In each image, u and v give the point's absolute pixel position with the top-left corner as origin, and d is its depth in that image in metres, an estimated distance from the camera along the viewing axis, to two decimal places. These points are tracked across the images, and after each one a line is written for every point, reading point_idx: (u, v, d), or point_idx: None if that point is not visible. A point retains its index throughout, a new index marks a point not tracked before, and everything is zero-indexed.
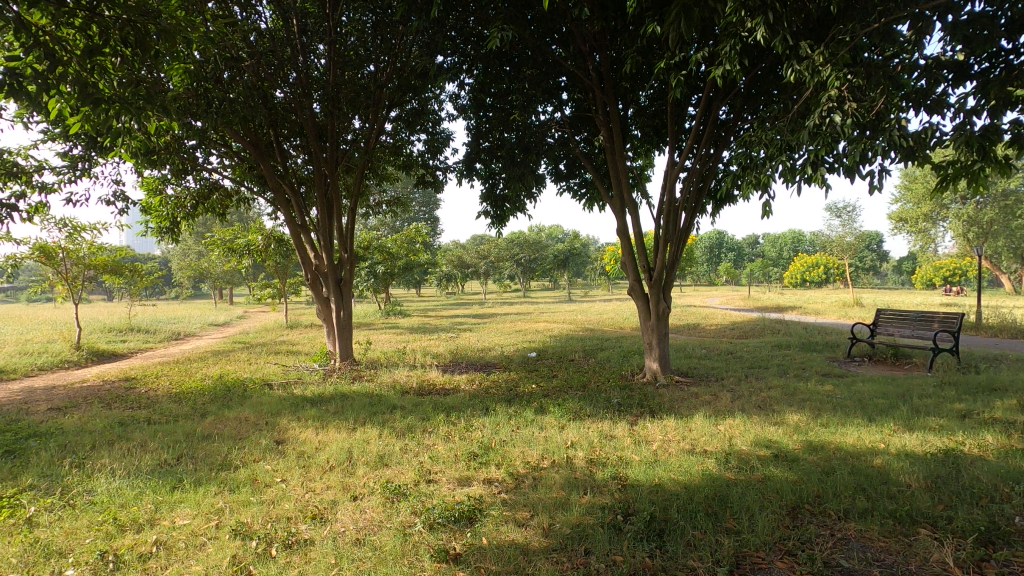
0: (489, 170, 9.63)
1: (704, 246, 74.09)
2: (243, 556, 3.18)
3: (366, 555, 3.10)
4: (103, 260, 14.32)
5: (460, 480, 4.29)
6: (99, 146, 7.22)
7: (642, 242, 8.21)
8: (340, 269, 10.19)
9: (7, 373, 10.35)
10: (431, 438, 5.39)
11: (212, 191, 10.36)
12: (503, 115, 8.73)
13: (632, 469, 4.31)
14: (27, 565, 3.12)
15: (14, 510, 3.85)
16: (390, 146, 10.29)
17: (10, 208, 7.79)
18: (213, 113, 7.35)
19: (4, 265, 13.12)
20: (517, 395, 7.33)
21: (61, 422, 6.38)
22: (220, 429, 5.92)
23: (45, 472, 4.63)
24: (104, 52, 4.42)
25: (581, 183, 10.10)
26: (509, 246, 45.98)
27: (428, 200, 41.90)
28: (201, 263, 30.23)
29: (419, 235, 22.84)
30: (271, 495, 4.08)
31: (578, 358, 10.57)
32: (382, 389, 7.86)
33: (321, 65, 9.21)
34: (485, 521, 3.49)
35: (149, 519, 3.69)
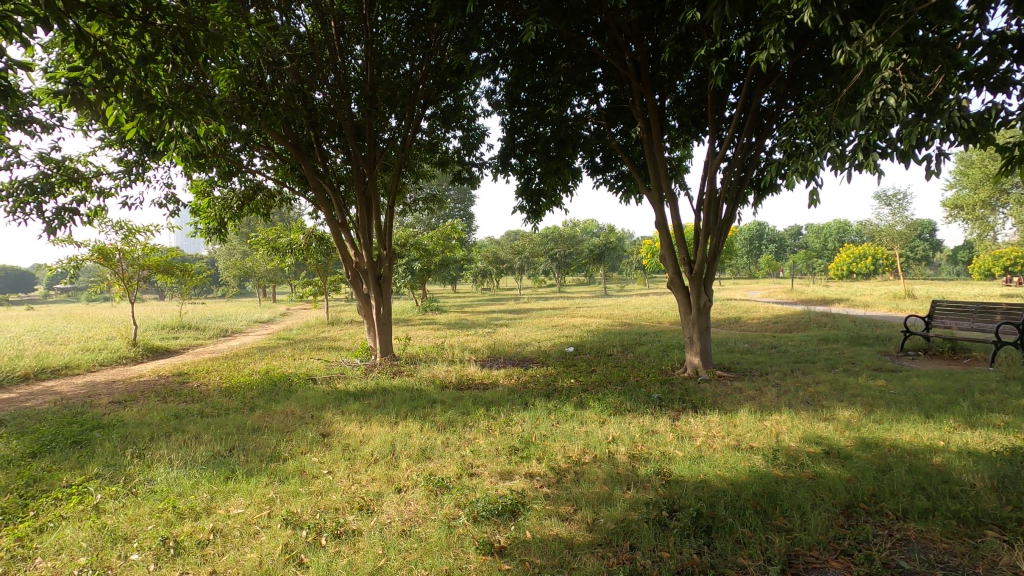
0: (525, 165, 9.61)
1: (744, 239, 72.18)
2: (295, 545, 3.28)
3: (413, 546, 3.16)
4: (156, 261, 14.94)
5: (502, 474, 4.31)
6: (153, 151, 7.55)
7: (681, 234, 8.05)
8: (379, 267, 10.36)
9: (71, 368, 10.97)
10: (472, 432, 5.43)
11: (256, 192, 10.67)
12: (538, 109, 8.67)
13: (677, 464, 4.24)
14: (95, 550, 3.31)
15: (82, 498, 4.08)
16: (426, 143, 10.37)
17: (72, 212, 8.22)
18: (257, 116, 7.58)
19: (66, 266, 13.84)
20: (556, 389, 7.32)
21: (121, 414, 6.72)
22: (269, 422, 6.11)
23: (109, 461, 4.89)
24: (156, 59, 4.58)
25: (617, 175, 9.97)
26: (543, 242, 45.89)
27: (462, 197, 42.17)
28: (246, 262, 31.30)
29: (455, 232, 22.94)
30: (318, 486, 4.20)
31: (617, 353, 10.46)
32: (422, 384, 7.97)
33: (358, 66, 9.33)
34: (529, 515, 3.49)
35: (206, 508, 3.85)
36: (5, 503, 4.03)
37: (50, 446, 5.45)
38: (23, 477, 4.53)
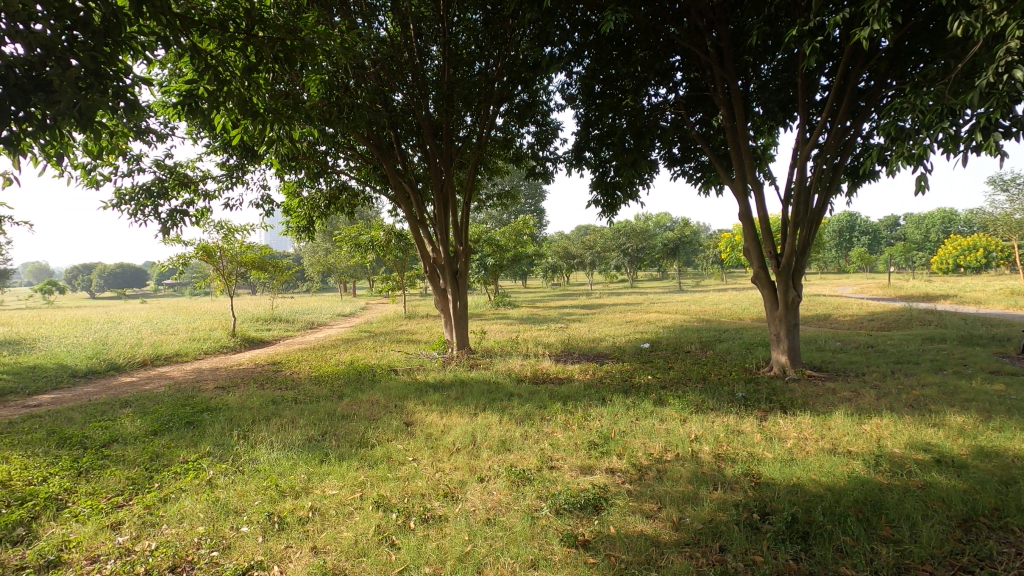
0: (600, 158, 9.46)
1: (832, 231, 67.53)
2: (386, 526, 3.44)
3: (498, 534, 3.22)
4: (251, 258, 16.09)
5: (582, 468, 4.30)
6: (252, 155, 8.13)
7: (767, 225, 7.66)
8: (455, 262, 10.61)
9: (181, 356, 12.07)
10: (550, 426, 5.46)
11: (341, 191, 11.21)
12: (614, 101, 8.51)
13: (766, 466, 4.06)
14: (211, 520, 3.63)
15: (198, 473, 4.49)
16: (500, 140, 10.47)
17: (182, 213, 9.00)
18: (344, 120, 7.97)
19: (175, 263, 15.22)
20: (633, 385, 7.20)
21: (226, 399, 7.31)
22: (357, 410, 6.44)
23: (218, 441, 5.35)
24: (258, 69, 4.90)
25: (696, 166, 9.63)
26: (615, 236, 45.13)
27: (533, 192, 42.26)
28: (329, 259, 33.00)
29: (527, 227, 23.01)
30: (405, 472, 4.38)
31: (695, 350, 10.14)
32: (499, 377, 8.11)
33: (435, 66, 9.56)
34: (612, 510, 3.48)
35: (304, 488, 4.12)
36: (135, 474, 4.51)
37: (168, 425, 6.03)
38: (148, 453, 5.04)
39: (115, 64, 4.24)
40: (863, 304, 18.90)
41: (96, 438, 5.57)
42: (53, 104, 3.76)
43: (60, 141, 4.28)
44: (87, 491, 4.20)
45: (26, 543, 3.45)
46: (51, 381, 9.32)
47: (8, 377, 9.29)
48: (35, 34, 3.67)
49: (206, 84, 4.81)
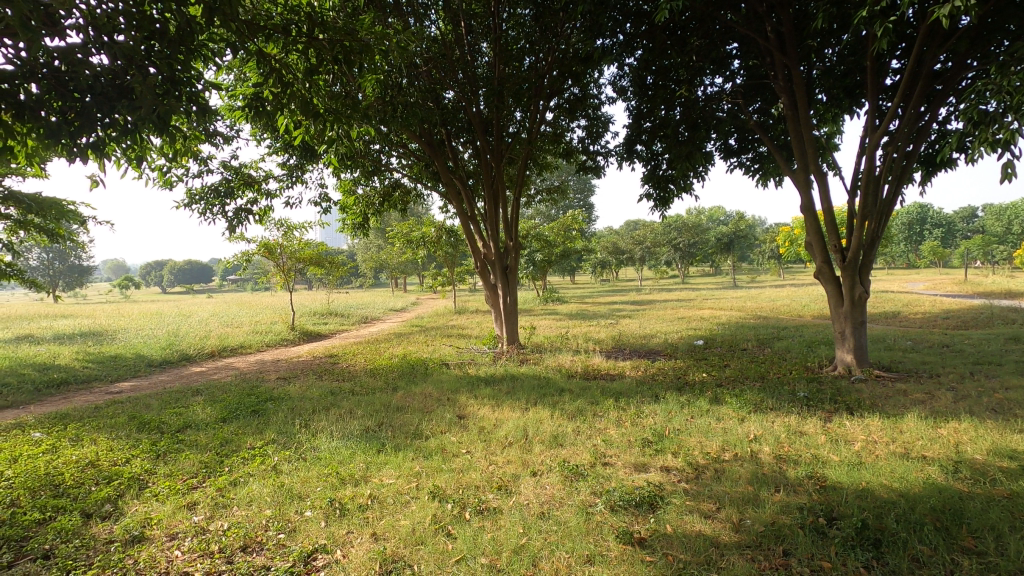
0: (652, 151, 9.25)
1: (901, 223, 63.70)
2: (443, 516, 3.51)
3: (552, 529, 3.23)
4: (309, 255, 16.71)
5: (636, 466, 4.24)
6: (311, 155, 8.43)
7: (831, 218, 7.30)
8: (505, 257, 10.68)
9: (246, 348, 12.69)
10: (603, 422, 5.42)
11: (394, 189, 11.45)
12: (667, 92, 8.30)
13: (832, 469, 3.88)
14: (278, 504, 3.80)
15: (264, 459, 4.72)
16: (550, 135, 10.42)
17: (246, 212, 9.43)
18: (398, 118, 8.13)
19: (239, 260, 15.99)
20: (688, 383, 7.04)
21: (288, 389, 7.64)
22: (410, 402, 6.58)
23: (282, 429, 5.60)
24: (319, 70, 5.08)
25: (754, 157, 9.28)
26: (666, 231, 44.12)
27: (582, 187, 41.88)
28: (381, 255, 33.86)
29: (576, 222, 22.80)
30: (459, 464, 4.44)
31: (752, 348, 9.81)
32: (549, 372, 8.10)
33: (485, 63, 9.59)
34: (668, 509, 3.42)
35: (363, 476, 4.25)
36: (207, 458, 4.78)
37: (236, 413, 6.35)
38: (219, 439, 5.33)
39: (189, 71, 4.49)
40: (936, 304, 16.54)
41: (172, 424, 5.95)
42: (135, 110, 4.03)
43: (140, 145, 4.58)
44: (165, 473, 4.49)
45: (114, 518, 3.73)
46: (130, 370, 10.00)
47: (93, 365, 10.04)
48: (119, 45, 3.95)
49: (271, 87, 5.01)
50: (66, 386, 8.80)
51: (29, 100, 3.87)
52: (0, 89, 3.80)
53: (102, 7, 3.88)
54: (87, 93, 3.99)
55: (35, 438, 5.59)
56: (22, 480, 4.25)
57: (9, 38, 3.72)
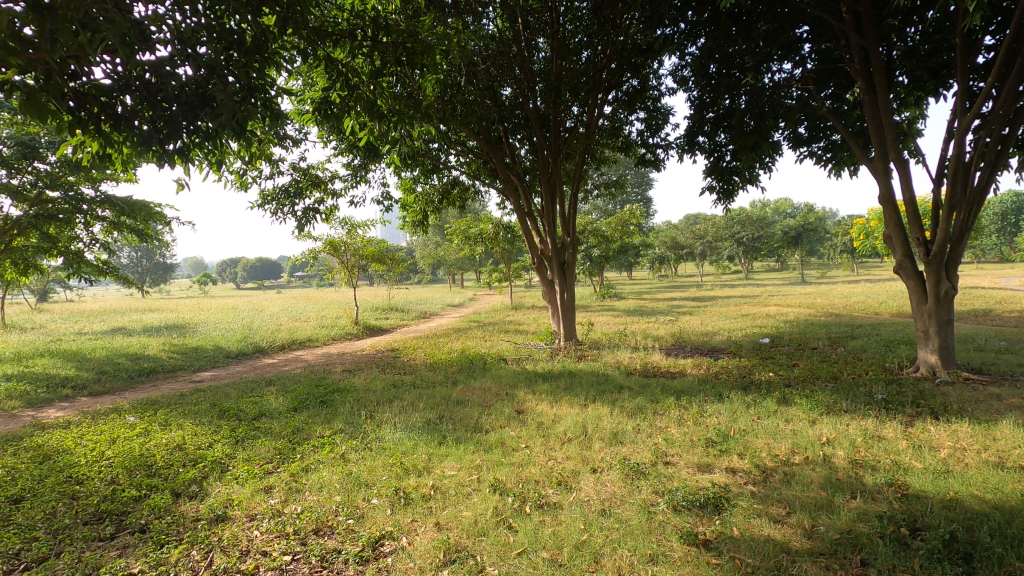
0: (715, 143, 8.95)
1: (993, 213, 58.55)
2: (504, 509, 3.56)
3: (614, 526, 3.21)
4: (371, 252, 17.26)
5: (700, 466, 4.13)
6: (373, 155, 8.70)
7: (914, 208, 6.81)
8: (563, 253, 10.64)
9: (313, 341, 13.30)
10: (663, 421, 5.32)
11: (453, 186, 11.64)
12: (732, 81, 7.99)
13: (915, 477, 3.64)
14: (346, 491, 3.97)
15: (333, 447, 4.94)
16: (608, 128, 10.27)
17: (314, 211, 9.85)
18: (457, 117, 8.25)
19: (307, 257, 16.74)
20: (753, 382, 6.79)
21: (353, 381, 7.95)
22: (470, 396, 6.70)
23: (349, 419, 5.83)
24: (383, 73, 5.23)
25: (827, 146, 8.80)
26: (728, 225, 42.52)
27: (640, 180, 41.07)
28: (439, 252, 34.55)
29: (633, 217, 22.39)
30: (519, 458, 4.49)
31: (823, 347, 9.33)
32: (607, 369, 8.02)
33: (542, 58, 9.56)
34: (734, 511, 3.32)
35: (426, 467, 4.37)
36: (281, 445, 5.04)
37: (305, 403, 6.67)
38: (291, 427, 5.62)
39: (263, 78, 4.73)
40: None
41: (248, 412, 6.32)
42: (216, 117, 4.29)
43: (221, 149, 4.88)
44: (244, 458, 4.78)
45: (199, 498, 4.01)
46: (210, 361, 10.69)
47: (178, 356, 10.80)
48: (202, 56, 4.21)
49: (338, 91, 5.21)
50: (155, 375, 9.53)
51: (124, 111, 4.20)
52: (100, 102, 4.14)
53: (186, 21, 4.15)
54: (173, 102, 4.28)
55: (130, 421, 6.09)
56: (120, 460, 4.65)
57: (107, 55, 4.04)
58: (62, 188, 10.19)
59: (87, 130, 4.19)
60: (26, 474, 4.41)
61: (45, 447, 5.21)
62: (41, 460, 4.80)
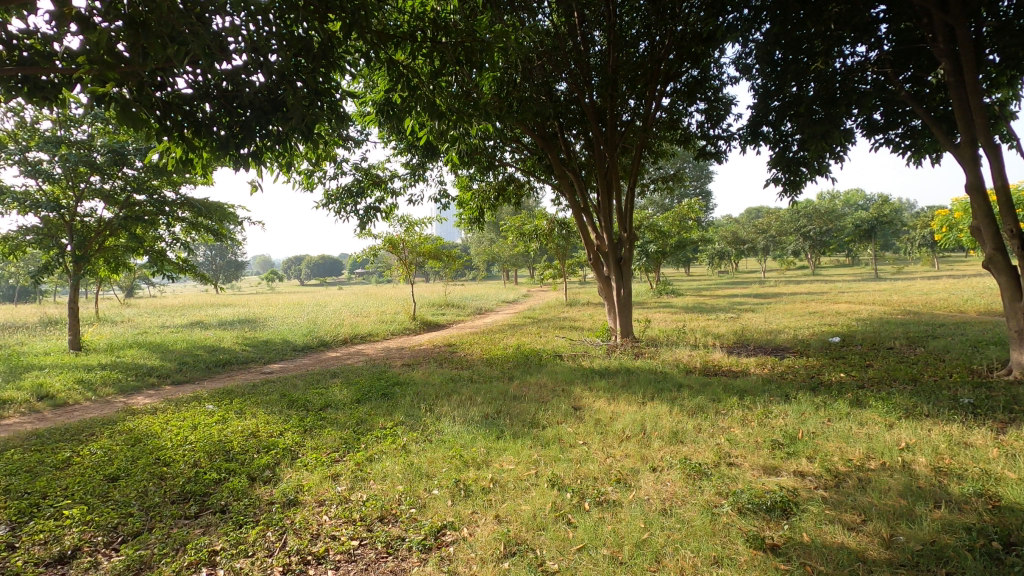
0: (781, 133, 8.56)
1: None
2: (562, 505, 3.56)
3: (676, 526, 3.16)
4: (428, 249, 17.61)
5: (766, 469, 3.99)
6: (431, 153, 8.86)
7: (1007, 197, 6.28)
8: (619, 249, 10.50)
9: (374, 336, 13.73)
10: (726, 421, 5.16)
11: (509, 183, 11.69)
12: (800, 67, 7.61)
13: (1009, 488, 3.37)
14: (408, 481, 4.09)
15: (395, 438, 5.09)
16: (666, 121, 10.01)
17: (375, 209, 10.15)
18: (514, 113, 8.28)
19: (367, 255, 17.28)
20: (823, 383, 6.48)
21: (412, 375, 8.17)
22: (527, 391, 6.74)
23: (409, 412, 6.00)
24: (442, 72, 5.31)
25: (905, 133, 8.23)
26: (793, 218, 40.53)
27: (698, 173, 39.90)
28: (493, 248, 34.83)
29: (692, 212, 21.74)
30: (576, 454, 4.48)
31: (901, 347, 8.76)
32: (666, 367, 7.86)
33: (598, 51, 9.44)
34: (804, 516, 3.19)
35: (484, 460, 4.43)
36: (346, 435, 5.25)
37: (368, 395, 6.91)
38: (355, 418, 5.84)
39: (329, 83, 4.91)
40: None
41: (315, 402, 6.61)
42: (286, 121, 4.51)
43: (289, 152, 5.12)
44: (313, 446, 5.01)
45: (273, 482, 4.24)
46: (279, 354, 11.26)
47: (250, 349, 11.42)
48: (273, 64, 4.43)
49: (399, 93, 5.34)
50: (230, 366, 10.13)
51: (204, 118, 4.49)
52: (183, 110, 4.44)
53: (259, 31, 4.36)
54: (247, 108, 4.54)
55: (209, 409, 6.51)
56: (201, 445, 4.98)
57: (189, 66, 4.32)
58: (147, 191, 10.99)
59: (172, 137, 4.50)
60: (121, 455, 4.80)
61: (136, 431, 5.65)
62: (132, 442, 5.21)
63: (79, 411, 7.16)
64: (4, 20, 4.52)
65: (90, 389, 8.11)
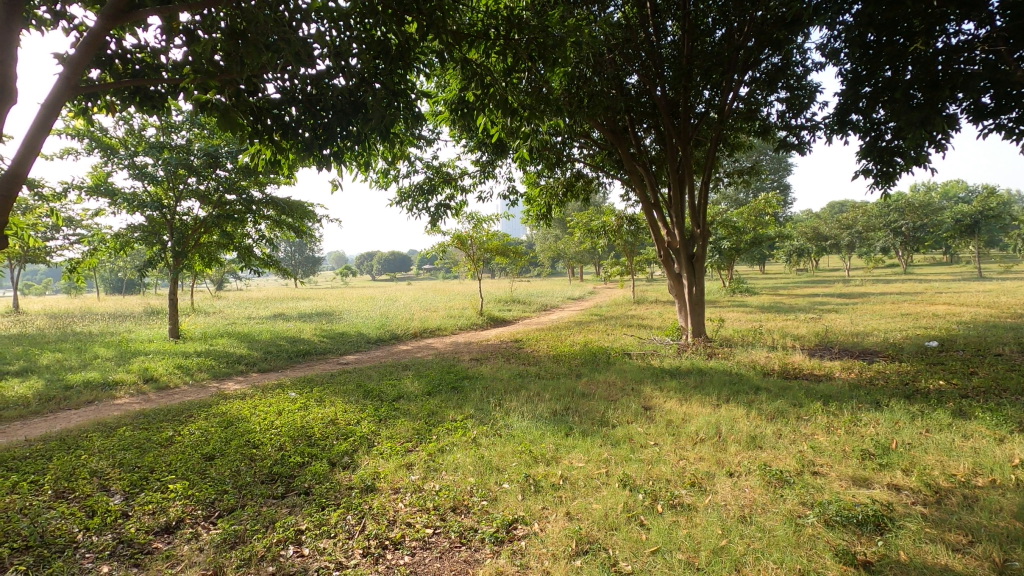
0: (872, 121, 7.96)
1: None
2: (634, 506, 3.50)
3: (756, 535, 3.03)
4: (495, 245, 17.77)
5: (855, 480, 3.74)
6: (500, 150, 8.93)
7: None
8: (692, 245, 10.16)
9: (442, 330, 14.05)
10: (809, 427, 4.89)
11: (577, 179, 11.59)
12: (895, 49, 7.05)
13: None
14: (479, 473, 4.16)
15: (464, 431, 5.19)
16: (743, 111, 9.56)
17: (445, 206, 10.36)
18: (584, 107, 8.18)
19: (436, 251, 17.70)
20: (919, 391, 5.99)
21: (480, 369, 8.28)
22: (595, 389, 6.67)
23: (478, 405, 6.10)
24: (515, 69, 5.32)
25: (1020, 117, 7.43)
26: (883, 212, 37.66)
27: (777, 166, 37.96)
28: (559, 245, 34.74)
29: (770, 206, 20.65)
30: (648, 455, 4.39)
31: (1011, 354, 7.94)
32: (742, 368, 7.54)
33: (671, 42, 9.18)
34: (899, 533, 2.96)
35: (554, 457, 4.43)
36: (419, 426, 5.40)
37: (438, 388, 7.10)
38: (427, 409, 6.01)
39: (406, 83, 5.05)
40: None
41: (389, 393, 6.86)
42: (366, 122, 4.69)
43: (367, 151, 5.32)
44: (388, 435, 5.20)
45: (351, 468, 4.44)
46: (354, 345, 11.76)
47: (328, 340, 12.02)
48: (354, 67, 4.63)
49: (473, 91, 5.41)
50: (309, 356, 10.69)
51: (291, 121, 4.77)
52: (273, 114, 4.71)
53: (340, 36, 4.56)
54: (330, 110, 4.76)
55: (291, 396, 6.90)
56: (286, 430, 5.29)
57: (278, 72, 4.59)
58: (237, 191, 11.78)
59: (262, 140, 4.80)
60: (216, 436, 5.19)
61: (228, 414, 6.08)
62: (225, 424, 5.62)
63: (179, 394, 7.80)
64: (119, 36, 4.97)
65: (188, 374, 8.83)
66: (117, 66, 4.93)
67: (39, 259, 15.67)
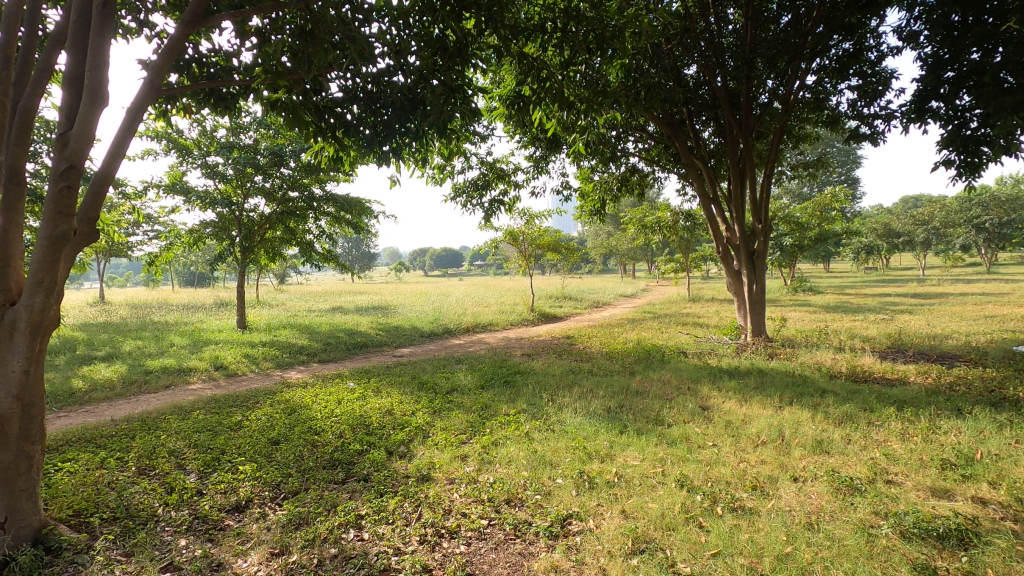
0: (956, 107, 7.40)
1: None
2: (692, 507, 3.42)
3: (824, 543, 2.89)
4: (547, 241, 17.70)
5: (934, 491, 3.51)
6: (554, 145, 8.87)
7: None
8: (753, 242, 9.79)
9: (494, 325, 14.15)
10: (882, 433, 4.62)
11: (632, 174, 11.38)
12: (984, 29, 6.52)
13: None
14: (532, 467, 4.16)
15: (517, 425, 5.20)
16: (810, 101, 9.11)
17: (498, 201, 10.41)
18: (640, 100, 8.01)
19: (489, 247, 17.81)
20: (1007, 398, 5.53)
21: (532, 364, 8.29)
22: (650, 387, 6.54)
23: (531, 401, 6.10)
24: (572, 63, 5.28)
25: None
26: (964, 207, 35.04)
27: (844, 158, 35.98)
28: (611, 242, 34.32)
29: (837, 200, 19.60)
30: (706, 456, 4.26)
31: None
32: (806, 370, 7.20)
33: (733, 31, 8.86)
34: (986, 550, 2.75)
35: (608, 454, 4.37)
36: (472, 419, 5.46)
37: (491, 382, 7.15)
38: (480, 403, 6.07)
39: (463, 79, 5.09)
40: None
41: (443, 386, 6.98)
42: (424, 118, 4.76)
43: (424, 147, 5.40)
44: (442, 426, 5.28)
45: (407, 458, 4.54)
46: (408, 339, 12.03)
47: (383, 333, 12.35)
48: (412, 65, 4.71)
49: (530, 85, 5.40)
50: (366, 348, 11.03)
51: (353, 119, 4.89)
52: (336, 113, 4.84)
53: (399, 34, 4.64)
54: (389, 108, 4.86)
55: (350, 386, 7.14)
56: (345, 418, 5.48)
57: (341, 71, 4.72)
58: (299, 188, 12.25)
59: (325, 138, 4.96)
60: (281, 421, 5.44)
61: (291, 401, 6.36)
62: (289, 411, 5.87)
63: (247, 381, 8.22)
64: (196, 42, 5.27)
65: (255, 362, 9.29)
66: (194, 70, 5.23)
67: (123, 253, 16.87)
